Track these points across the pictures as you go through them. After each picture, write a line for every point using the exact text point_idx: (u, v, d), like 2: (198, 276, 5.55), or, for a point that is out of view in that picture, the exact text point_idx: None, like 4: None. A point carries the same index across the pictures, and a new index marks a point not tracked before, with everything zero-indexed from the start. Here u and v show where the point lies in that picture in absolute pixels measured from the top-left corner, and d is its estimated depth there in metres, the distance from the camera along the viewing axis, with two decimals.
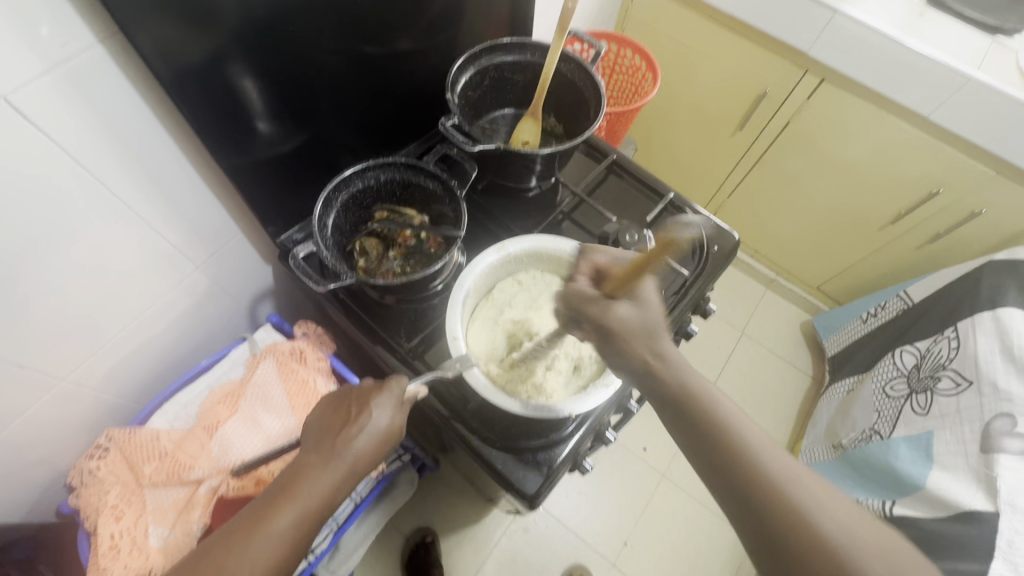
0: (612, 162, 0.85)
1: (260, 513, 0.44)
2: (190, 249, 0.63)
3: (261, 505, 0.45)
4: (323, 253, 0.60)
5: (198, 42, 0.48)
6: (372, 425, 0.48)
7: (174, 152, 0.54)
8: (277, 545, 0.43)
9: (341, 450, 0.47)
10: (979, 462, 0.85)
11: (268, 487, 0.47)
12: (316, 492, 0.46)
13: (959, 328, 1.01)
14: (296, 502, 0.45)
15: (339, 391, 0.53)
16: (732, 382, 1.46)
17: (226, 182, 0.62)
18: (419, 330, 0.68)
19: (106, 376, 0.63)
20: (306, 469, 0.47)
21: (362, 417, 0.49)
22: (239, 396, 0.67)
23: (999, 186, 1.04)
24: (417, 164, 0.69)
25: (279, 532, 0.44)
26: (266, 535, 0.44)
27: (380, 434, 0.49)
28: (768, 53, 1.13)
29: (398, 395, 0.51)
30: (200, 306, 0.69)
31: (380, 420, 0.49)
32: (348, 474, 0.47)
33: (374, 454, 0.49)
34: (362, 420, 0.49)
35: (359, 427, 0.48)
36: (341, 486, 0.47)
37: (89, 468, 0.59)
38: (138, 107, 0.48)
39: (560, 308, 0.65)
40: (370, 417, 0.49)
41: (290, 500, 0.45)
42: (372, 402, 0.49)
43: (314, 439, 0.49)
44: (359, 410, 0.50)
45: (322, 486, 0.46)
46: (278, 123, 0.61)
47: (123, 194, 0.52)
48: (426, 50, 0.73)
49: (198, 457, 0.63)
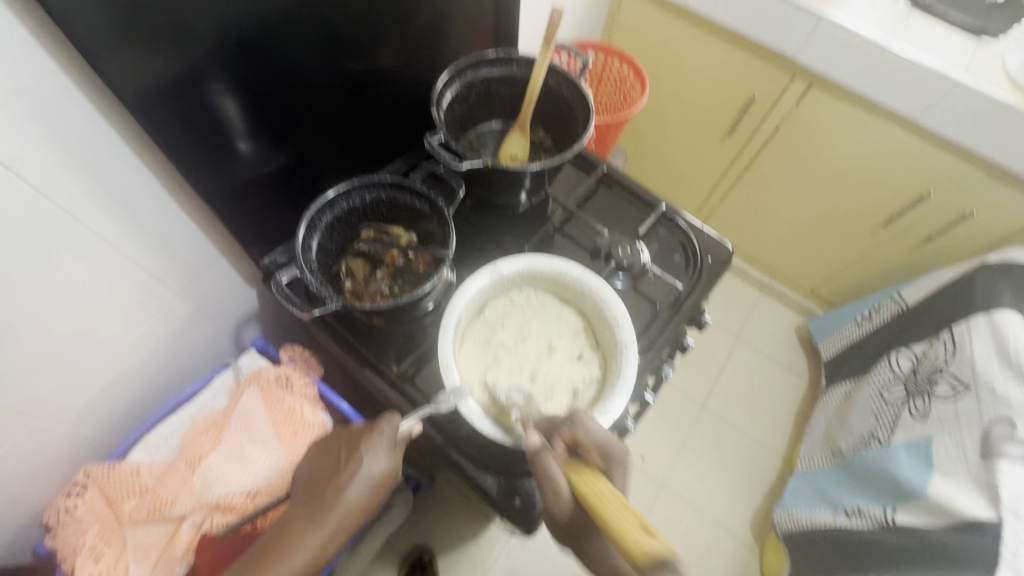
0: (603, 173, 0.83)
1: (250, 575, 0.44)
2: (168, 276, 0.61)
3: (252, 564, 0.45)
4: (307, 277, 0.58)
5: (171, 66, 0.46)
6: (364, 472, 0.48)
7: (149, 178, 0.52)
8: None
9: (332, 501, 0.47)
10: (980, 468, 0.84)
11: (261, 541, 0.47)
12: (306, 548, 0.45)
13: (954, 331, 1.01)
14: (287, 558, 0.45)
15: (333, 436, 0.53)
16: (729, 388, 1.45)
17: (205, 206, 0.60)
18: (408, 353, 0.66)
19: (82, 410, 0.60)
20: (297, 522, 0.47)
21: (353, 464, 0.48)
22: (223, 427, 0.64)
23: (989, 187, 1.04)
24: (403, 183, 0.67)
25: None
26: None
27: (373, 481, 0.48)
28: (755, 59, 1.13)
29: (390, 436, 0.49)
30: (181, 333, 0.67)
31: (372, 465, 0.48)
32: (339, 525, 0.46)
33: (369, 500, 0.48)
34: (352, 468, 0.48)
35: (351, 476, 0.47)
36: (333, 538, 0.46)
37: (65, 507, 0.57)
38: (108, 134, 0.46)
39: (554, 336, 0.65)
40: (361, 464, 0.48)
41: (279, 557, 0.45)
42: (363, 448, 0.48)
43: (307, 489, 0.49)
44: (350, 457, 0.49)
45: (314, 540, 0.46)
46: (258, 144, 0.59)
47: (95, 225, 0.50)
48: (410, 65, 0.72)
49: (180, 493, 0.60)
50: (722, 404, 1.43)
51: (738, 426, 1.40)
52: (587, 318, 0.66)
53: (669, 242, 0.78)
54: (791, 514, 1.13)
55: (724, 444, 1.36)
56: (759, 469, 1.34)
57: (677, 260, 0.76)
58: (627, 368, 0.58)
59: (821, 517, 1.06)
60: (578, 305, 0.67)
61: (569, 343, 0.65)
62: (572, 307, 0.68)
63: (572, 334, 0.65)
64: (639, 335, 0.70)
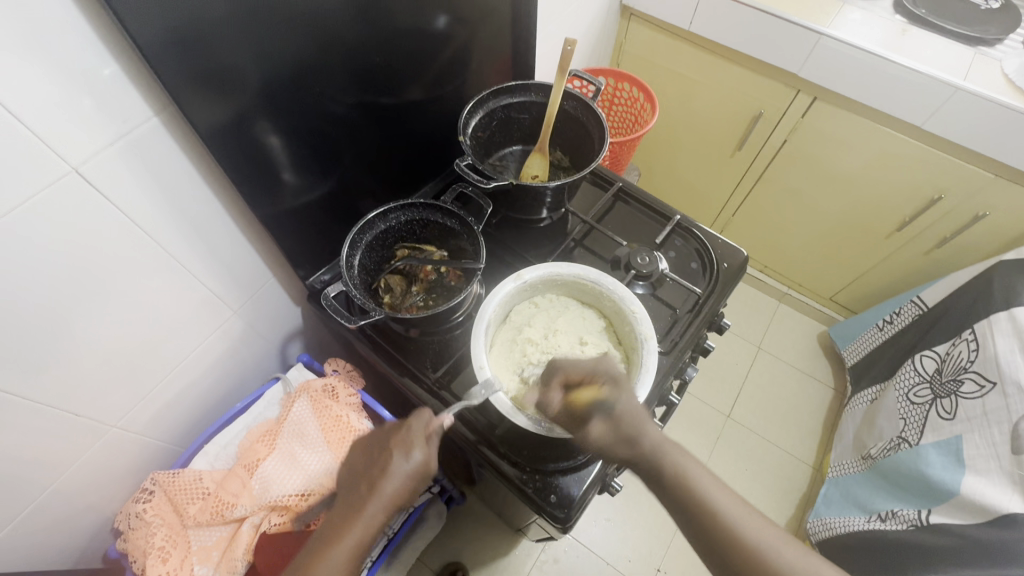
0: (618, 189, 0.88)
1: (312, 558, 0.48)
2: (227, 295, 0.67)
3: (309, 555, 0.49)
4: (352, 291, 0.63)
5: (236, 109, 0.52)
6: (404, 465, 0.51)
7: (215, 207, 0.59)
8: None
9: (374, 493, 0.50)
10: (1011, 463, 0.84)
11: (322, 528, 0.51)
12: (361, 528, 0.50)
13: (976, 329, 1.01)
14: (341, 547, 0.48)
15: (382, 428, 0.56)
16: (753, 397, 1.46)
17: (259, 231, 0.66)
18: (444, 360, 0.71)
19: (150, 422, 0.66)
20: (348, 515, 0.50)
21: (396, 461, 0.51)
22: (277, 434, 0.69)
23: (1000, 188, 1.06)
24: (435, 204, 0.73)
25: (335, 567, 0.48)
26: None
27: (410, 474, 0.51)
28: (759, 77, 1.18)
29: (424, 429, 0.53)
30: (236, 349, 0.73)
31: (411, 459, 0.51)
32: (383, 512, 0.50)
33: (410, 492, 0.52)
34: (397, 460, 0.51)
35: (393, 473, 0.50)
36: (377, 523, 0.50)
37: (136, 511, 0.62)
38: (185, 170, 0.53)
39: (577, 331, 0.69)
40: (402, 458, 0.51)
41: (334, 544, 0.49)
42: (405, 447, 0.52)
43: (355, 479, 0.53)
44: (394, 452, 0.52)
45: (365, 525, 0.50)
46: (304, 174, 0.65)
47: (172, 250, 0.56)
48: (437, 97, 0.79)
49: (240, 495, 0.64)
50: (747, 414, 1.43)
51: (765, 435, 1.40)
52: (608, 318, 0.71)
53: (684, 251, 0.82)
54: (825, 521, 1.13)
55: (752, 453, 1.36)
56: (789, 478, 1.33)
57: (694, 267, 0.80)
58: (649, 362, 0.61)
59: (856, 522, 1.05)
60: (598, 307, 0.72)
61: (593, 339, 0.68)
62: (593, 309, 0.72)
63: (594, 330, 0.70)
64: (661, 338, 0.73)
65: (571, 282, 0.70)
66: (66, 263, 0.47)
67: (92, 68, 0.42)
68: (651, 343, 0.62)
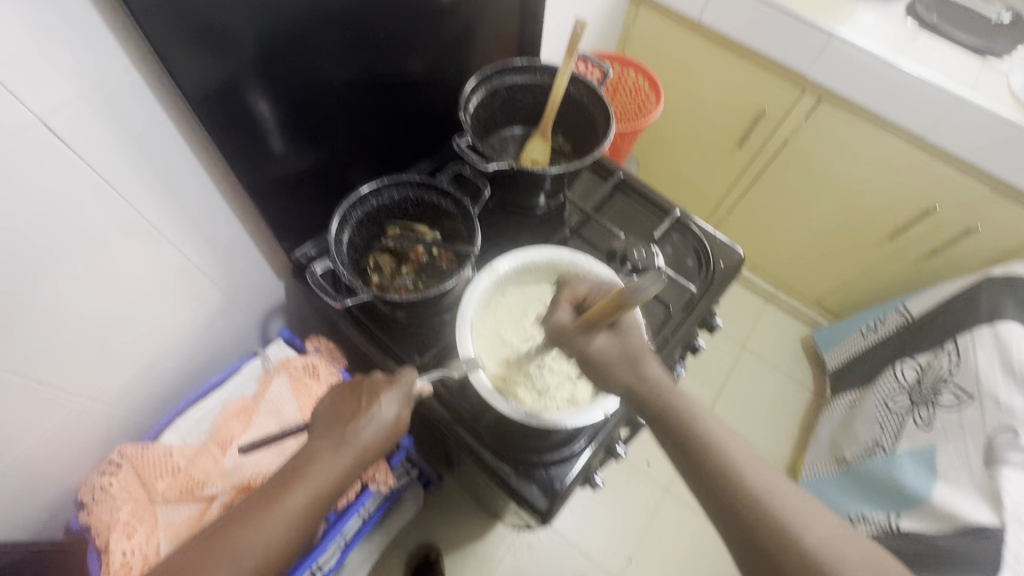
0: (619, 180, 0.86)
1: (269, 499, 0.45)
2: (207, 264, 0.63)
3: (261, 494, 0.46)
4: (340, 268, 0.61)
5: (222, 69, 0.49)
6: (382, 415, 0.50)
7: (196, 170, 0.55)
8: (284, 527, 0.44)
9: (346, 434, 0.48)
10: (983, 475, 0.85)
11: (278, 469, 0.48)
12: (326, 476, 0.47)
13: (958, 342, 1.03)
14: (304, 488, 0.46)
15: (349, 379, 0.54)
16: (734, 395, 1.47)
17: (242, 198, 0.62)
18: (431, 345, 0.69)
19: (120, 393, 0.63)
20: (317, 453, 0.48)
21: (370, 407, 0.50)
22: (252, 411, 0.67)
23: (995, 204, 1.06)
24: (431, 183, 0.70)
25: (292, 509, 0.45)
26: (275, 516, 0.44)
27: (386, 426, 0.50)
28: (766, 75, 1.16)
29: (404, 389, 0.52)
30: (214, 321, 0.70)
31: (387, 413, 0.50)
32: (356, 462, 0.48)
33: (381, 446, 0.50)
34: (373, 416, 0.49)
35: (367, 417, 0.49)
36: (350, 473, 0.48)
37: (101, 484, 0.60)
38: (166, 129, 0.50)
39: None
40: (374, 406, 0.50)
41: (299, 481, 0.46)
42: (380, 395, 0.51)
43: (323, 425, 0.50)
44: (367, 401, 0.51)
45: (332, 476, 0.47)
46: (292, 144, 0.62)
47: (149, 214, 0.53)
48: (438, 70, 0.75)
49: (212, 473, 0.63)
50: (727, 412, 1.44)
51: (743, 433, 1.41)
52: None
53: (682, 248, 0.81)
54: None
55: None
56: None
57: (690, 264, 0.79)
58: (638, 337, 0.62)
59: None
60: None
61: None
62: None
63: None
64: (653, 335, 0.72)
65: (545, 266, 0.69)
66: (29, 225, 0.43)
67: (68, 12, 0.38)
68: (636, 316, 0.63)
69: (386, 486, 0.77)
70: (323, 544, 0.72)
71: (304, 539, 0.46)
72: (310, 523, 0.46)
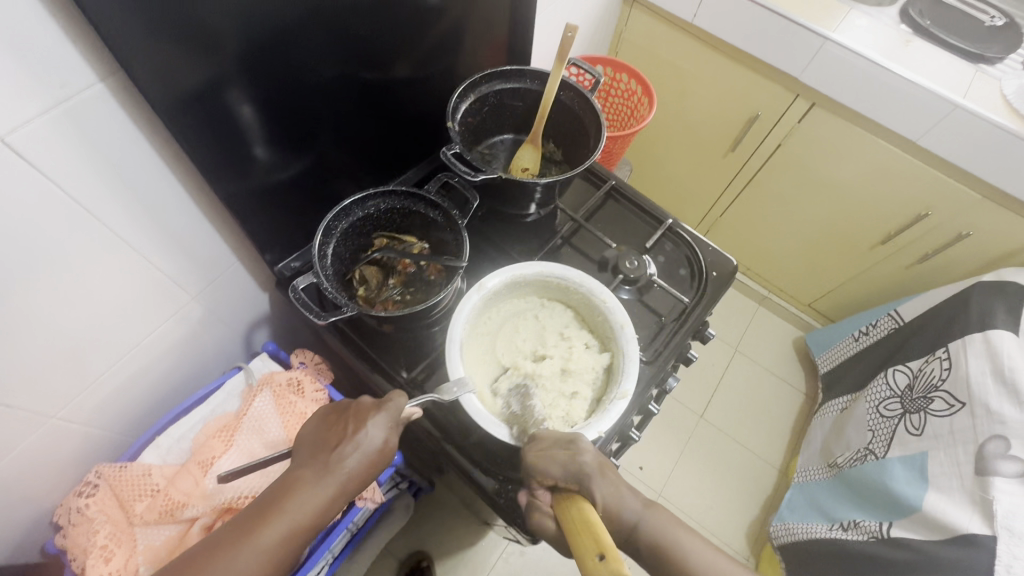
0: (610, 187, 0.85)
1: (245, 531, 0.44)
2: (186, 278, 0.62)
3: (237, 525, 0.44)
4: (323, 283, 0.59)
5: (199, 73, 0.47)
6: (368, 442, 0.48)
7: (171, 182, 0.53)
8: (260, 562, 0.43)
9: (330, 462, 0.47)
10: (974, 484, 0.85)
11: (257, 498, 0.46)
12: (306, 507, 0.45)
13: (950, 348, 1.03)
14: (282, 519, 0.45)
15: (335, 403, 0.53)
16: (726, 399, 1.47)
17: (222, 210, 0.61)
18: (419, 359, 0.67)
19: (96, 410, 0.61)
20: (298, 482, 0.46)
21: (356, 433, 0.48)
22: (234, 429, 0.65)
23: (986, 209, 1.06)
24: (418, 194, 0.69)
25: (269, 543, 0.44)
26: (250, 550, 0.43)
27: (372, 453, 0.48)
28: (759, 78, 1.15)
29: (392, 415, 0.50)
30: (196, 335, 0.68)
31: (374, 440, 0.48)
32: (338, 492, 0.47)
33: (366, 474, 0.49)
34: (358, 443, 0.48)
35: (352, 444, 0.48)
36: (332, 503, 0.46)
37: (77, 506, 0.58)
38: (137, 141, 0.48)
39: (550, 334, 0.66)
40: (360, 433, 0.48)
41: (278, 513, 0.45)
42: (366, 421, 0.49)
43: (306, 452, 0.49)
44: (353, 428, 0.49)
45: (313, 506, 0.45)
46: (275, 150, 0.60)
47: (122, 229, 0.51)
48: (426, 76, 0.73)
49: (192, 494, 0.61)
50: (719, 416, 1.44)
51: (735, 437, 1.41)
52: (574, 308, 0.70)
53: (674, 257, 0.79)
54: (788, 526, 1.15)
55: (722, 455, 1.38)
56: (754, 481, 1.35)
57: (682, 274, 0.78)
58: (631, 350, 0.61)
59: (817, 529, 1.08)
60: (564, 299, 0.70)
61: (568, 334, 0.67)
62: (558, 303, 0.70)
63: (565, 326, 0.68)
64: (645, 346, 0.71)
65: (534, 281, 0.68)
66: None
67: (29, 23, 0.36)
68: (627, 332, 0.62)
69: (375, 502, 0.76)
70: (310, 562, 0.71)
71: (281, 573, 0.44)
72: (288, 556, 0.45)
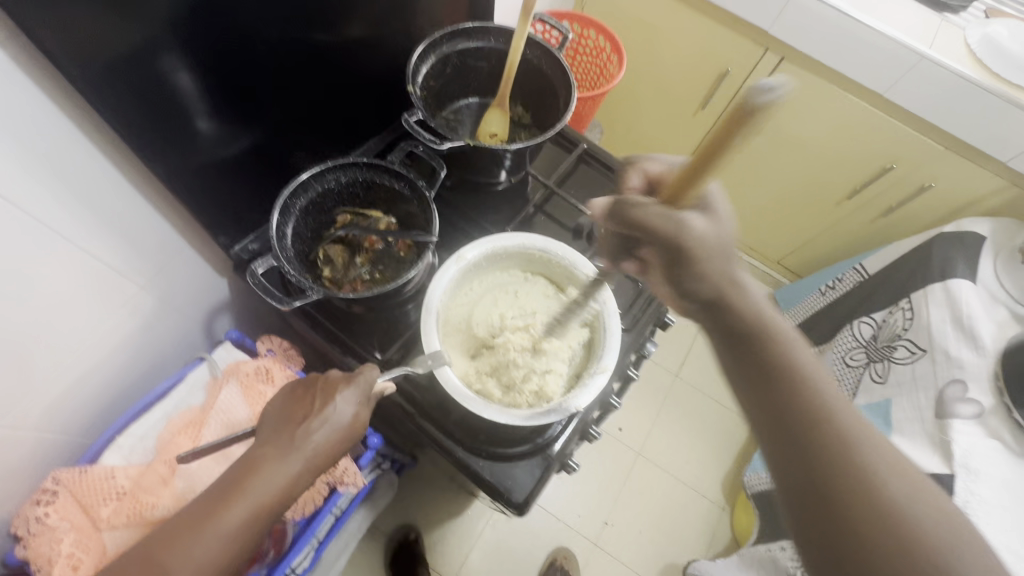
0: (583, 151, 0.82)
1: (209, 510, 0.42)
2: (131, 267, 0.57)
3: (199, 505, 0.43)
4: (285, 266, 0.55)
5: (127, 37, 0.42)
6: (336, 417, 0.47)
7: (101, 161, 0.48)
8: (224, 540, 0.42)
9: (297, 437, 0.46)
10: (934, 427, 0.89)
11: (218, 478, 0.45)
12: (272, 483, 0.44)
13: (912, 298, 1.06)
14: (246, 497, 0.44)
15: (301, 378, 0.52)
16: (700, 357, 1.50)
17: (164, 191, 0.55)
18: (393, 339, 0.65)
19: (47, 416, 0.56)
20: (262, 460, 0.45)
21: (324, 408, 0.48)
22: (201, 424, 0.63)
23: (948, 160, 1.08)
24: (381, 165, 0.65)
25: (232, 521, 0.43)
26: (209, 532, 0.42)
27: (342, 428, 0.47)
28: (729, 32, 1.12)
29: (363, 388, 0.49)
30: (150, 326, 0.63)
31: (343, 415, 0.48)
32: (304, 469, 0.46)
33: (334, 449, 0.48)
34: (326, 418, 0.47)
35: (320, 419, 0.47)
36: (300, 478, 0.46)
37: (35, 516, 0.54)
38: (54, 117, 0.42)
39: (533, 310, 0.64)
40: (328, 407, 0.48)
41: (241, 492, 0.44)
42: (336, 396, 0.48)
43: (271, 427, 0.48)
44: (321, 403, 0.48)
45: (280, 482, 0.45)
46: (221, 121, 0.55)
47: (51, 219, 0.46)
48: (382, 36, 0.68)
49: (162, 495, 0.59)
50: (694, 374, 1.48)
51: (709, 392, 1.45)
52: (557, 282, 0.68)
53: None
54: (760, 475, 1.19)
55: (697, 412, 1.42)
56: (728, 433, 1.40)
57: None
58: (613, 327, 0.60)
59: None
60: (547, 273, 0.68)
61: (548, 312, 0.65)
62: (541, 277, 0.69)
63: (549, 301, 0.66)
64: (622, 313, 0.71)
65: (516, 253, 0.66)
66: None
67: None
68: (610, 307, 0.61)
69: (356, 487, 0.73)
70: (295, 549, 0.69)
71: (247, 552, 0.43)
72: (249, 538, 0.43)
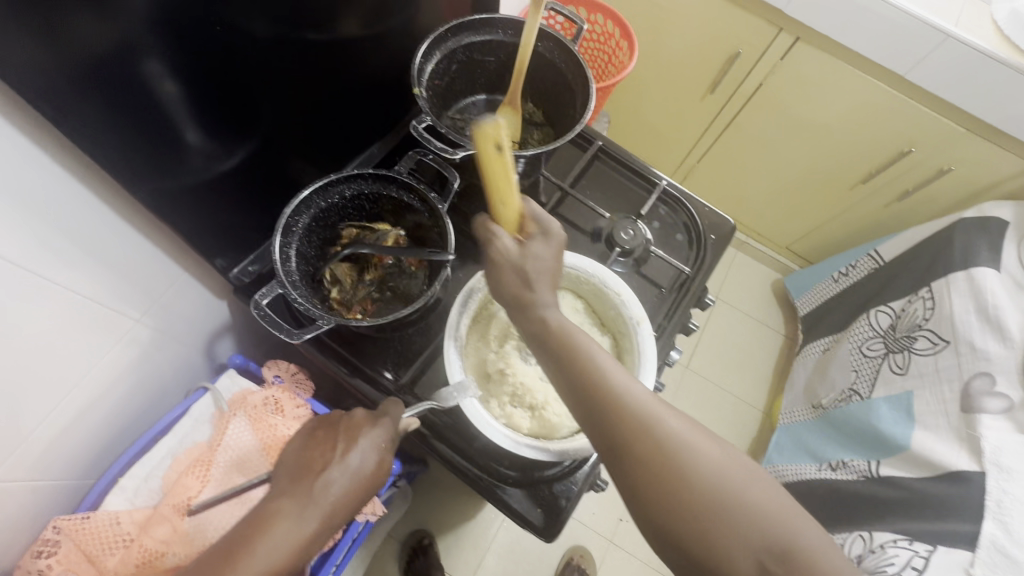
0: (597, 149, 0.77)
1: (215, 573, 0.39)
2: (123, 299, 0.52)
3: (206, 565, 0.39)
4: (291, 294, 0.51)
5: (97, 45, 0.37)
6: (357, 464, 0.44)
7: (82, 192, 0.43)
8: None
9: (314, 488, 0.43)
10: (961, 421, 0.87)
11: (229, 533, 0.42)
12: (285, 540, 0.40)
13: (933, 288, 1.03)
14: (257, 558, 0.40)
15: (322, 419, 0.48)
16: (710, 347, 1.48)
17: (154, 216, 0.51)
18: (408, 361, 0.61)
19: (43, 463, 0.52)
20: (277, 514, 0.42)
21: (344, 454, 0.44)
22: (209, 463, 0.60)
23: (969, 142, 1.04)
24: (388, 176, 0.60)
25: None
26: None
27: (363, 476, 0.44)
28: (740, 12, 1.07)
29: (386, 430, 0.46)
30: (148, 356, 0.59)
31: (364, 462, 0.44)
32: (322, 523, 0.42)
33: (356, 499, 0.44)
34: (347, 465, 0.44)
35: (340, 467, 0.43)
36: (317, 534, 0.42)
37: (37, 570, 0.50)
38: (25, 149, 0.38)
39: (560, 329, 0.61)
40: (349, 454, 0.44)
41: (251, 550, 0.40)
42: (358, 440, 0.45)
43: (287, 476, 0.44)
44: (341, 448, 0.45)
45: (295, 540, 0.41)
46: (210, 132, 0.50)
47: (30, 259, 0.42)
48: (383, 33, 0.62)
49: (171, 542, 0.56)
50: (704, 365, 1.45)
51: (720, 382, 1.43)
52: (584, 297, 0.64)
53: (670, 222, 0.74)
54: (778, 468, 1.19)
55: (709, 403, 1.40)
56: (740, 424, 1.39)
57: (679, 240, 0.73)
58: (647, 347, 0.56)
59: (808, 470, 1.11)
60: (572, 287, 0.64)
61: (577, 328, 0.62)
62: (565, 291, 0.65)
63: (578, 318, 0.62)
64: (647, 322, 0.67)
65: None
66: None
67: None
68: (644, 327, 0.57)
69: (375, 515, 0.71)
70: None
71: None
72: None
